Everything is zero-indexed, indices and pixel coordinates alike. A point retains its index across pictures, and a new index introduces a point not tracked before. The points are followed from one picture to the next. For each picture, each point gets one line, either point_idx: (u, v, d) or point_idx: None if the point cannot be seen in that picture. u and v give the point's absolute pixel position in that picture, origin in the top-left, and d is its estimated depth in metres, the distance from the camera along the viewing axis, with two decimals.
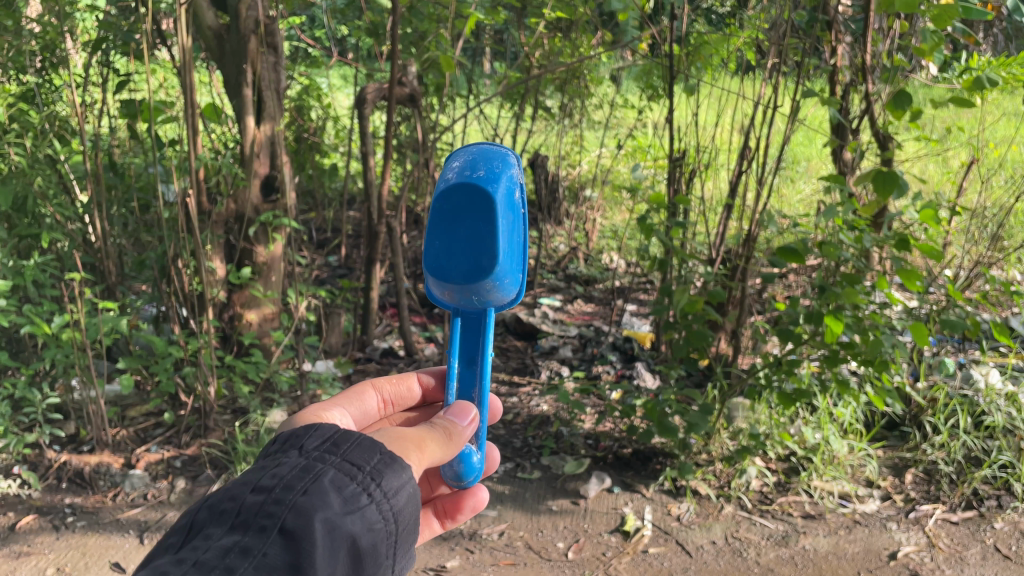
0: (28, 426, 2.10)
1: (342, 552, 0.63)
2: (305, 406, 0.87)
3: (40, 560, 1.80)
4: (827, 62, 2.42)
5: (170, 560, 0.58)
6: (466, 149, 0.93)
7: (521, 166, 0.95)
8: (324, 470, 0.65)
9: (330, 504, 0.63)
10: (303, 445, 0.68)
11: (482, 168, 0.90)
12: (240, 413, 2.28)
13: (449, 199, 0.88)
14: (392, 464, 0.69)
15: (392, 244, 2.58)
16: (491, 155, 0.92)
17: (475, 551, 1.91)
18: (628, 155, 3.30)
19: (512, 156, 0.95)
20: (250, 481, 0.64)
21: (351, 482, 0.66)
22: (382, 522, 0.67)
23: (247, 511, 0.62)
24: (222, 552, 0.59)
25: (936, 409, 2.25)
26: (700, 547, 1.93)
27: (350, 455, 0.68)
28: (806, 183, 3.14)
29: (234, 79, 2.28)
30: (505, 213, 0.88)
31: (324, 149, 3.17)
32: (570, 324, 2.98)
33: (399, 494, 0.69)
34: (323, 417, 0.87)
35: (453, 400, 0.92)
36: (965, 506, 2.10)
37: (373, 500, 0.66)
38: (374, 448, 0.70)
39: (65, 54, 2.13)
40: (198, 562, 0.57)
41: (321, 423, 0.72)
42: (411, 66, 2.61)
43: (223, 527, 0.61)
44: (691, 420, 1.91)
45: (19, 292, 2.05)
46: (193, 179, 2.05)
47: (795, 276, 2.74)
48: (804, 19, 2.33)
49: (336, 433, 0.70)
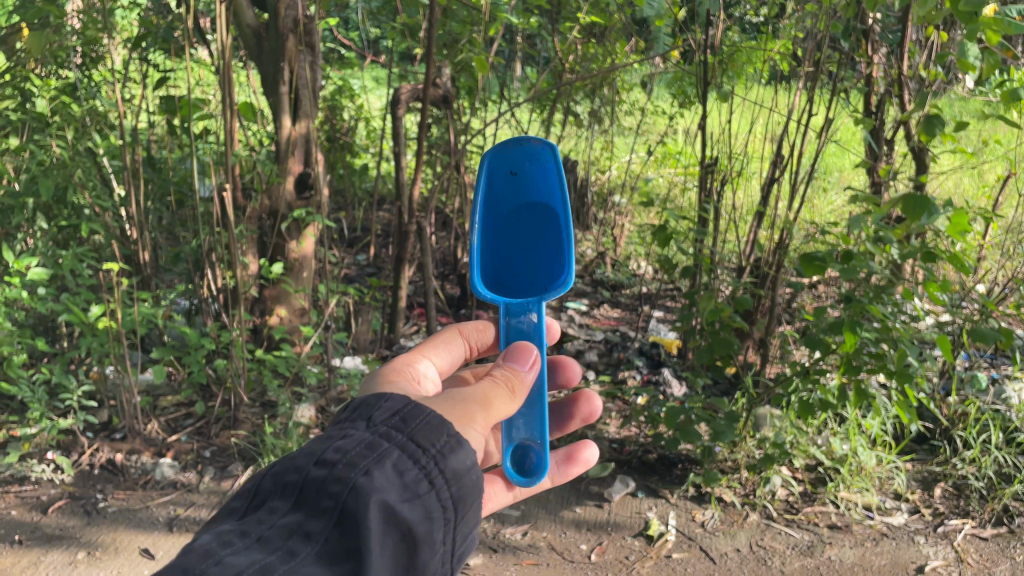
0: (63, 413, 2.14)
1: (397, 536, 0.66)
2: (395, 359, 0.97)
3: (71, 545, 1.84)
4: (863, 73, 2.40)
5: (236, 530, 0.63)
6: (536, 167, 1.21)
7: (492, 154, 1.20)
8: (388, 451, 0.68)
9: (393, 488, 0.66)
10: (371, 418, 0.72)
11: (518, 168, 1.21)
12: (269, 407, 2.31)
13: (538, 225, 1.19)
14: (456, 446, 0.72)
15: (422, 244, 2.59)
16: (524, 145, 1.20)
17: (498, 550, 1.91)
18: (659, 162, 3.29)
19: (494, 155, 1.20)
20: (316, 453, 0.68)
21: (414, 466, 0.69)
22: (441, 510, 0.69)
23: (310, 487, 0.65)
24: (284, 531, 0.63)
25: (967, 424, 2.22)
26: (724, 554, 1.91)
27: (415, 434, 0.71)
28: (838, 194, 3.12)
29: (272, 77, 2.31)
30: (483, 201, 1.20)
31: (355, 149, 3.20)
32: (595, 328, 2.98)
33: (461, 480, 0.71)
34: (411, 371, 0.97)
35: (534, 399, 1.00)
36: (995, 522, 2.06)
37: (435, 487, 0.69)
38: (442, 429, 0.72)
39: (106, 50, 2.17)
40: (260, 539, 0.62)
41: (393, 395, 0.75)
42: (445, 67, 2.63)
43: (288, 502, 0.65)
44: (717, 429, 1.90)
45: (57, 281, 2.09)
46: (229, 174, 2.08)
47: (825, 286, 2.72)
48: (841, 30, 2.32)
49: (406, 408, 0.73)
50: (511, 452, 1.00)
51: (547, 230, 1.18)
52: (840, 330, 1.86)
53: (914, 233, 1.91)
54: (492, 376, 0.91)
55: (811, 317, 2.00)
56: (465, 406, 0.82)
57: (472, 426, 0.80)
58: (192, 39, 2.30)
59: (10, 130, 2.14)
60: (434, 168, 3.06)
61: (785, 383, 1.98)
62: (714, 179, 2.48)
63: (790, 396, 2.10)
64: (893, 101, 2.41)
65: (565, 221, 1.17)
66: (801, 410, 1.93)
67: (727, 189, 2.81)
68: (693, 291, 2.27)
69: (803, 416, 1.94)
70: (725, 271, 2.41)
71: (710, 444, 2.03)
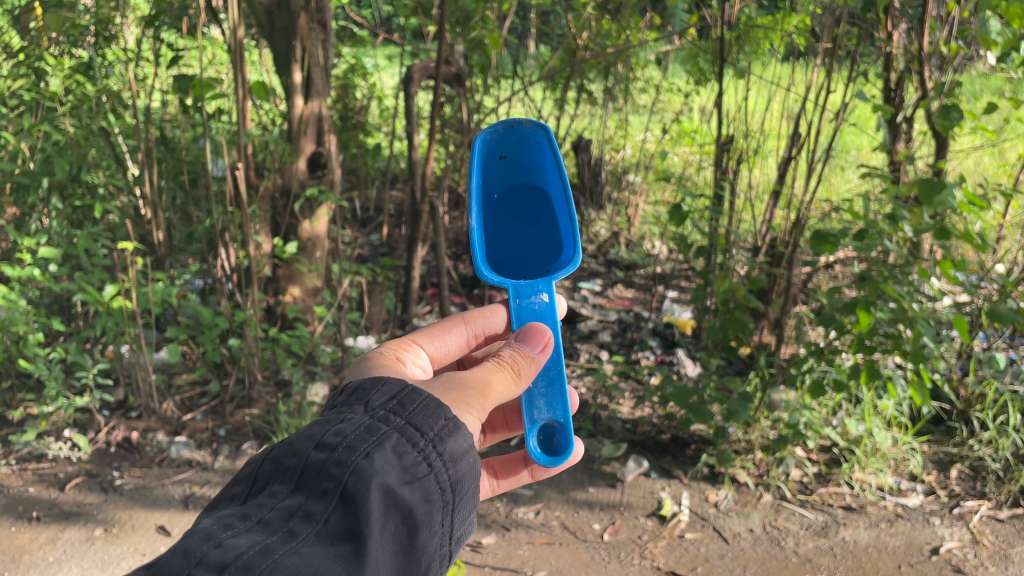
0: (79, 391, 2.16)
1: (398, 519, 0.65)
2: (386, 346, 0.95)
3: (89, 522, 1.86)
4: (882, 49, 2.36)
5: (237, 513, 0.61)
6: (529, 152, 1.20)
7: (486, 136, 1.18)
8: (387, 434, 0.68)
9: (393, 471, 0.66)
10: (368, 402, 0.71)
11: (508, 152, 1.20)
12: (283, 385, 2.32)
13: (535, 210, 1.18)
14: (454, 430, 0.72)
15: (435, 225, 2.59)
16: (516, 128, 1.19)
17: (511, 529, 1.92)
18: (673, 140, 3.27)
19: (487, 138, 1.18)
20: (316, 437, 0.67)
21: (413, 448, 0.68)
22: (439, 492, 0.69)
23: (311, 470, 0.64)
24: (286, 514, 0.61)
25: (985, 405, 2.20)
26: (737, 534, 1.91)
27: (413, 418, 0.71)
28: (855, 173, 3.09)
29: (284, 55, 2.30)
30: (480, 178, 1.16)
31: (368, 128, 3.20)
32: (609, 308, 2.98)
33: (458, 462, 0.71)
34: (404, 359, 0.95)
35: (549, 377, 0.99)
36: (1012, 503, 2.05)
37: (433, 470, 0.69)
38: (439, 413, 0.72)
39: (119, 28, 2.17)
40: (262, 521, 0.60)
41: (388, 380, 0.75)
42: (459, 44, 2.61)
43: (288, 486, 0.64)
44: (731, 409, 1.89)
45: (72, 260, 2.11)
46: (242, 153, 2.07)
47: (841, 265, 2.70)
48: (860, 5, 2.28)
49: (402, 393, 0.73)
50: (535, 432, 0.98)
51: (542, 213, 1.18)
52: (854, 310, 1.84)
53: (930, 210, 1.88)
54: (499, 357, 0.90)
55: (826, 296, 1.98)
56: (467, 389, 0.81)
57: (469, 410, 0.79)
58: (205, 17, 2.29)
59: (24, 109, 2.14)
60: (448, 146, 3.05)
61: (799, 363, 1.97)
62: (730, 158, 2.46)
63: (805, 377, 2.09)
64: (912, 78, 2.38)
65: (561, 202, 1.17)
66: (816, 390, 1.92)
67: (743, 168, 2.79)
68: (707, 269, 2.26)
69: (817, 396, 1.93)
70: (739, 251, 2.40)
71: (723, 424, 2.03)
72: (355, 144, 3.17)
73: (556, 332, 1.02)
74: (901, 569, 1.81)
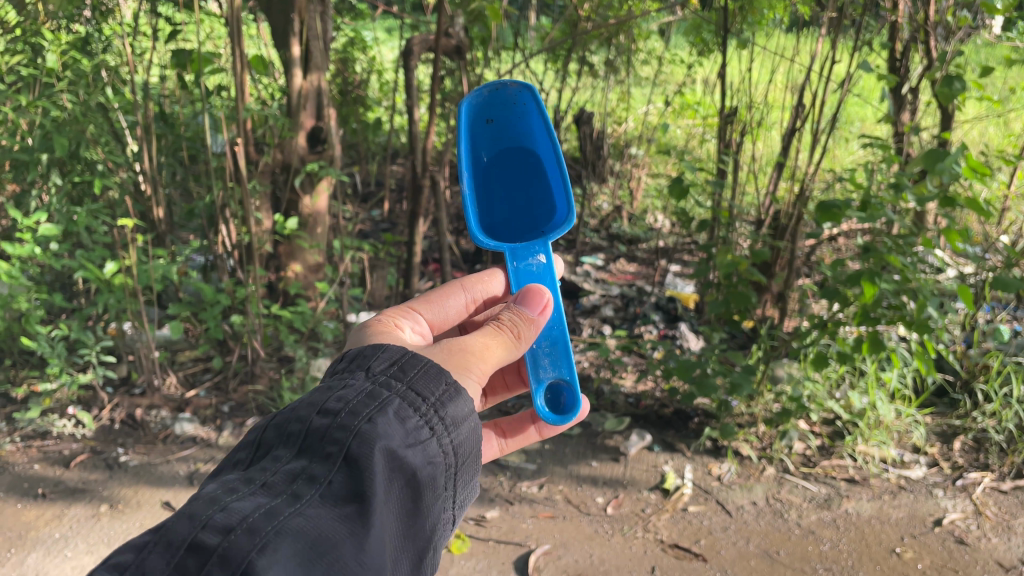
0: (82, 369, 2.16)
1: (402, 482, 0.65)
2: (381, 314, 0.94)
3: (93, 498, 1.87)
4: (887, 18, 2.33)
5: (240, 477, 0.61)
6: (513, 118, 1.19)
7: (469, 99, 1.17)
8: (389, 398, 0.67)
9: (396, 434, 0.65)
10: (370, 367, 0.71)
11: (495, 116, 1.19)
12: (286, 362, 2.33)
13: (526, 173, 1.17)
14: (456, 395, 0.72)
15: (437, 199, 2.57)
16: (500, 91, 1.18)
17: (514, 503, 1.93)
18: (677, 113, 3.24)
19: (470, 103, 1.17)
20: (316, 402, 0.66)
21: (416, 413, 0.68)
22: (444, 457, 0.69)
23: (313, 434, 0.64)
24: (289, 477, 0.61)
25: (989, 377, 2.20)
26: (740, 507, 1.92)
27: (415, 383, 0.70)
28: (860, 145, 3.07)
29: (282, 29, 2.28)
30: (467, 146, 1.16)
31: (369, 103, 3.18)
32: (612, 283, 2.97)
33: (461, 427, 0.71)
34: (400, 323, 0.94)
35: (558, 336, 0.99)
36: (1015, 474, 2.06)
37: (436, 433, 0.69)
38: (440, 377, 0.72)
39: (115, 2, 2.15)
40: (265, 485, 0.60)
41: (389, 345, 0.74)
42: (459, 17, 2.59)
43: (290, 450, 0.64)
44: (733, 381, 1.89)
45: (72, 237, 2.10)
46: (240, 128, 2.06)
47: (845, 238, 2.69)
48: None
49: (403, 356, 0.72)
50: (541, 392, 0.98)
51: (532, 174, 1.17)
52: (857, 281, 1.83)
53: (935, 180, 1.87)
54: (497, 320, 0.90)
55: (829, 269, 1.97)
56: (466, 353, 0.81)
57: (468, 376, 0.79)
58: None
59: (21, 85, 2.13)
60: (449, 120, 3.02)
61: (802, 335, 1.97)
62: (733, 130, 2.45)
63: (808, 351, 2.09)
64: (918, 48, 2.35)
65: (550, 162, 1.16)
66: (818, 363, 1.92)
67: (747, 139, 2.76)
68: (711, 243, 2.24)
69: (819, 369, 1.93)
70: (742, 223, 2.39)
71: (726, 398, 2.03)
72: (355, 118, 3.14)
73: (557, 297, 1.02)
74: (904, 541, 1.82)
